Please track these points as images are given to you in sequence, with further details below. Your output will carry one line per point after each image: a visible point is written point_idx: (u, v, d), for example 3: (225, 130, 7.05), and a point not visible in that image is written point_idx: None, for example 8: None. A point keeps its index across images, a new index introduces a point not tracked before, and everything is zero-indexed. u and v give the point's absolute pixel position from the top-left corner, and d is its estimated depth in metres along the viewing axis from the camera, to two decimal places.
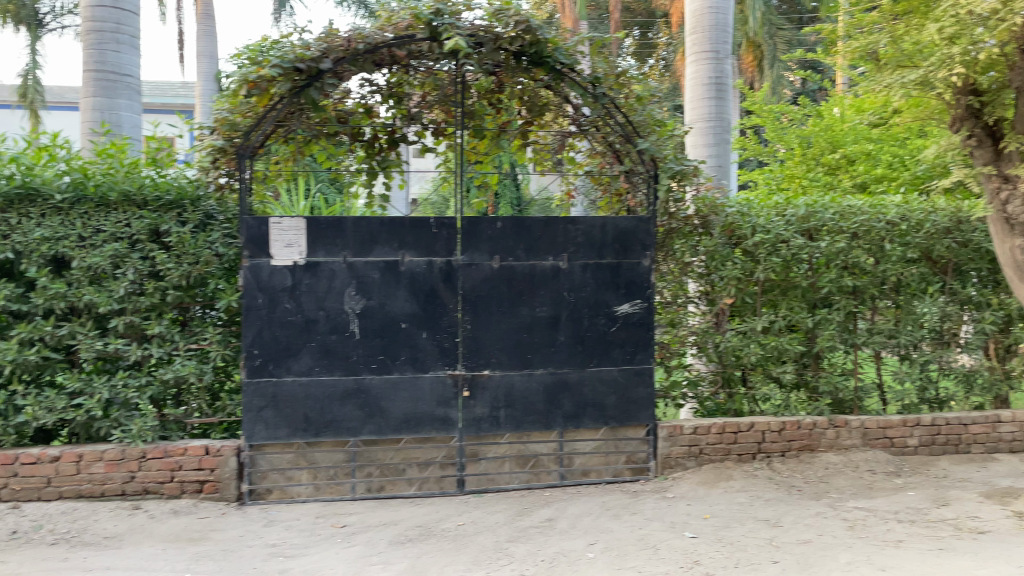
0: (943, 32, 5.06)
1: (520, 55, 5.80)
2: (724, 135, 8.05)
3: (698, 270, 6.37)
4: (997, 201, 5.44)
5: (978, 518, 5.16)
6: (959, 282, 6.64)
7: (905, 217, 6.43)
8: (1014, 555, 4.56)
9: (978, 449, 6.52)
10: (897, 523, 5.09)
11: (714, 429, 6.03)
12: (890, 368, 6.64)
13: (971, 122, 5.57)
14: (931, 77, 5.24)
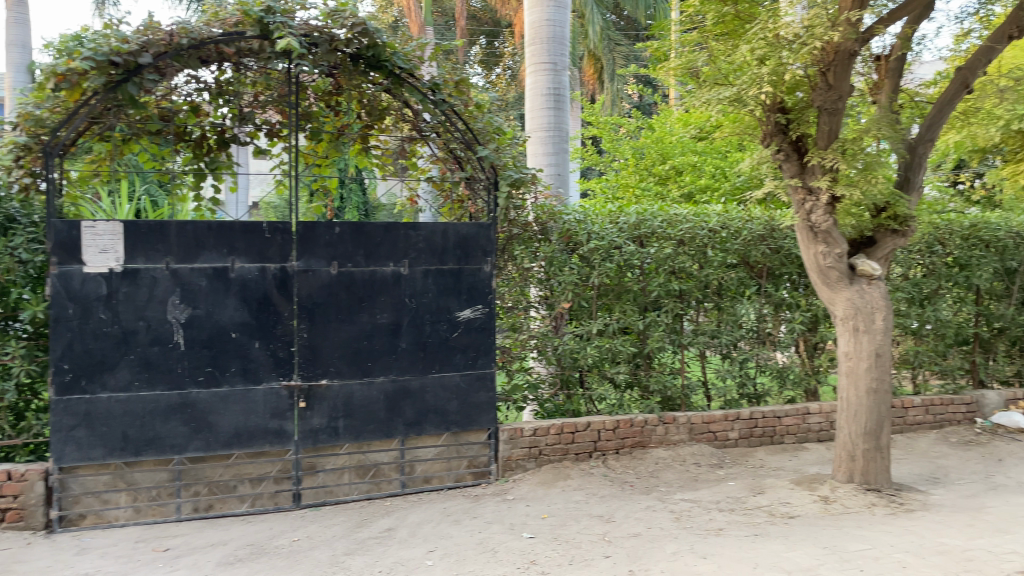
0: (755, 53, 5.55)
1: (356, 57, 5.69)
2: (562, 144, 8.26)
3: (538, 276, 6.54)
4: (803, 211, 5.93)
5: (789, 504, 5.59)
6: (773, 285, 7.19)
7: (725, 225, 6.91)
8: (818, 537, 4.97)
9: (791, 439, 7.07)
10: (718, 512, 5.42)
11: (553, 430, 6.18)
12: (713, 366, 7.06)
13: (779, 138, 5.99)
14: (744, 95, 5.63)
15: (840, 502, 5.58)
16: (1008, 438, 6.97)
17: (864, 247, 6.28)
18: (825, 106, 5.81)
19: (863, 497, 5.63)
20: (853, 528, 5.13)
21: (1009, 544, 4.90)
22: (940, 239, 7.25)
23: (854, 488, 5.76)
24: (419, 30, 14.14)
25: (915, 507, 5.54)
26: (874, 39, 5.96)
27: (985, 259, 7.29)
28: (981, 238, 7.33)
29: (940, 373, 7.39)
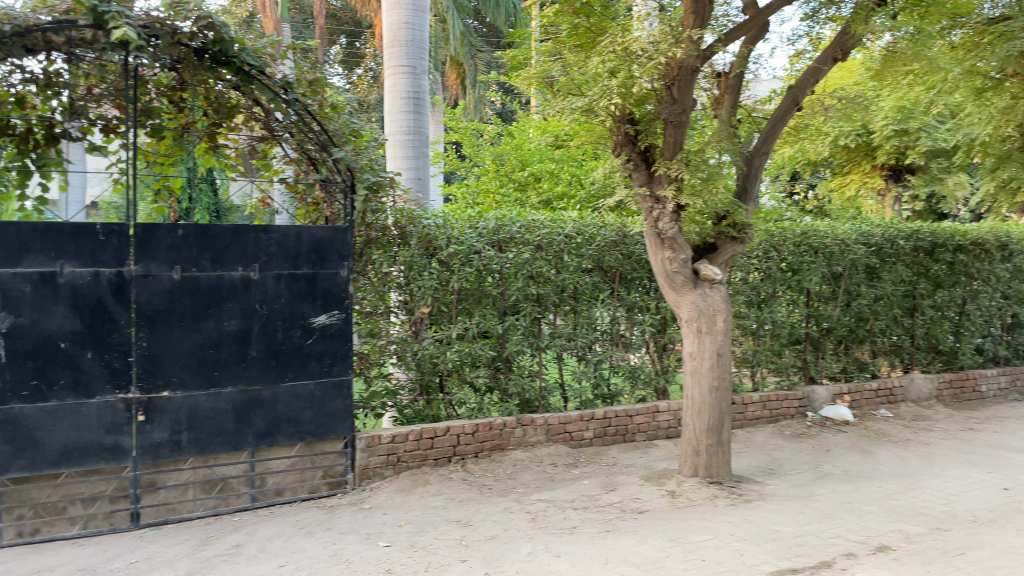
0: (605, 65, 5.79)
1: (202, 52, 5.42)
2: (422, 148, 8.21)
3: (398, 280, 6.45)
4: (651, 219, 6.21)
5: (639, 499, 5.81)
6: (625, 289, 7.47)
7: (580, 231, 7.12)
8: (665, 530, 5.20)
9: (642, 436, 7.36)
10: (572, 511, 5.56)
11: (411, 436, 6.13)
12: (570, 367, 7.25)
13: (629, 148, 6.26)
14: (595, 106, 5.84)
15: (686, 496, 5.86)
16: (834, 430, 7.58)
17: (706, 253, 6.67)
18: (670, 118, 6.11)
19: (707, 490, 5.94)
20: (697, 520, 5.40)
21: (834, 528, 5.32)
22: (775, 245, 7.77)
23: (698, 482, 6.07)
24: (274, 27, 13.72)
25: (753, 497, 5.91)
26: (714, 56, 6.31)
27: (814, 265, 7.90)
28: (811, 245, 7.92)
29: (776, 370, 7.93)
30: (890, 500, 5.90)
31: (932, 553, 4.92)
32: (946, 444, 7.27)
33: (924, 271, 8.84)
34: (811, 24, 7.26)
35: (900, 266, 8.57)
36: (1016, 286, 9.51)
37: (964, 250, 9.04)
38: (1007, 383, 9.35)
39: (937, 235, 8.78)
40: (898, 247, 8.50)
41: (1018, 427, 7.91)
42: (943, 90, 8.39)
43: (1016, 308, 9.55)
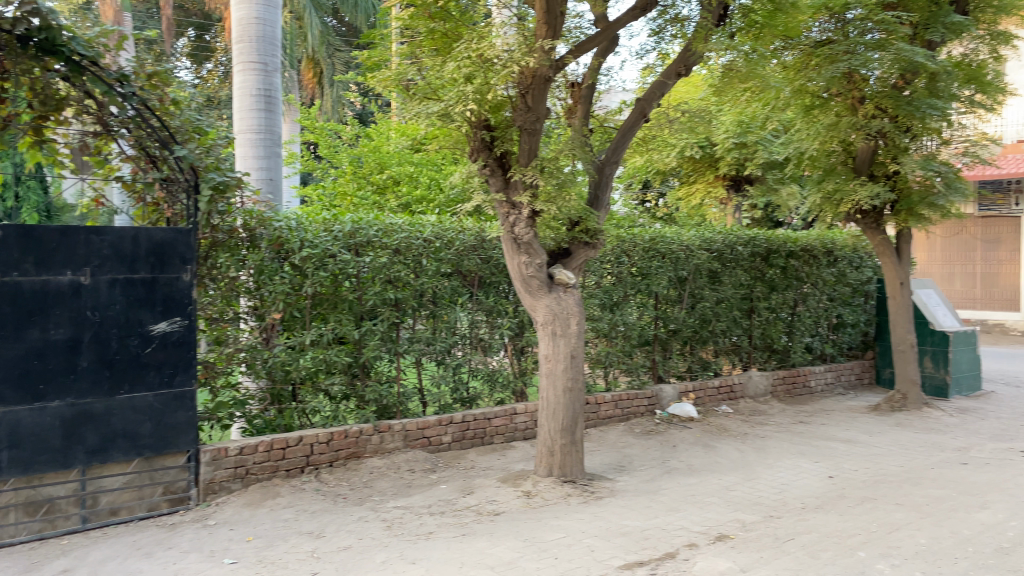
0: (460, 71, 5.87)
1: (25, 39, 5.05)
2: (274, 148, 7.94)
3: (248, 286, 6.22)
4: (507, 224, 6.32)
5: (495, 502, 5.87)
6: (484, 293, 7.53)
7: (439, 235, 7.10)
8: (520, 531, 5.28)
9: (500, 439, 7.44)
10: (429, 516, 5.54)
11: (261, 447, 5.91)
12: (429, 372, 7.21)
13: (485, 154, 6.32)
14: (450, 111, 5.89)
15: (541, 496, 5.98)
16: (681, 426, 7.97)
17: (561, 258, 6.82)
18: (525, 126, 6.23)
19: (561, 489, 6.09)
20: (551, 519, 5.52)
21: (678, 520, 5.59)
22: (626, 251, 8.07)
23: (553, 481, 6.21)
24: (115, 17, 12.87)
25: (604, 494, 6.12)
26: (566, 67, 6.50)
27: (661, 269, 8.31)
28: (659, 250, 8.31)
29: (627, 371, 8.24)
30: (729, 491, 6.27)
31: (765, 539, 5.27)
32: (780, 437, 7.82)
33: (761, 275, 9.49)
34: (658, 40, 7.63)
35: (739, 271, 9.18)
36: (839, 289, 10.38)
37: (795, 256, 9.84)
38: (833, 379, 10.15)
39: (771, 241, 9.48)
40: (736, 252, 9.11)
41: (842, 419, 8.61)
42: (776, 107, 9.04)
43: (840, 309, 10.40)
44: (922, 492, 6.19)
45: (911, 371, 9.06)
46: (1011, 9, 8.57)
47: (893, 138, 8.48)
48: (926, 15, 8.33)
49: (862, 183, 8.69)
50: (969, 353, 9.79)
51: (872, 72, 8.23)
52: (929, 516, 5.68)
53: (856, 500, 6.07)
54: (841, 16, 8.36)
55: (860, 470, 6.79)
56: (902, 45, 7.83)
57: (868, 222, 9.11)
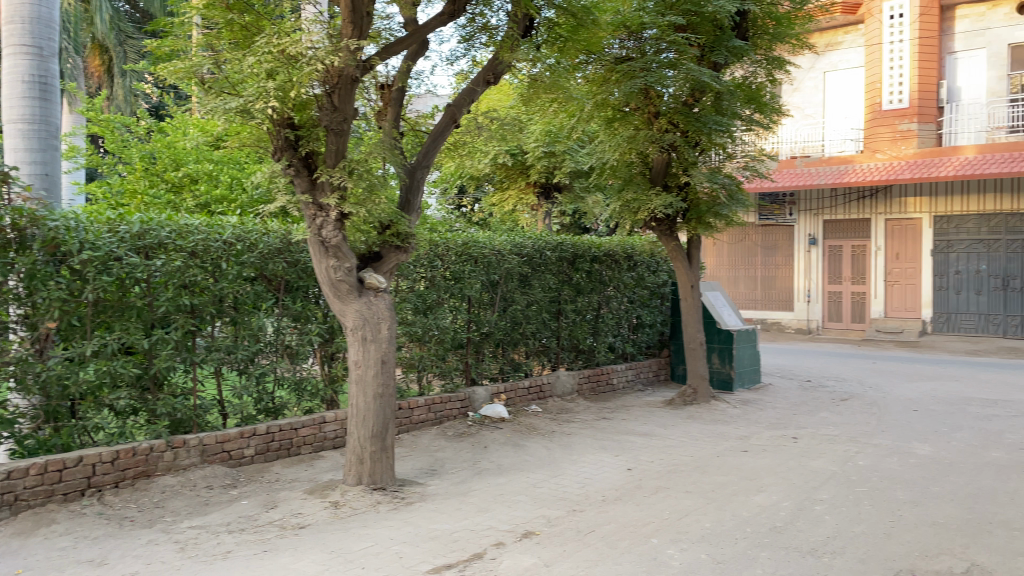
0: (260, 66, 5.67)
1: None
2: (51, 141, 7.27)
3: (17, 293, 5.59)
4: (315, 227, 6.12)
5: (300, 514, 5.66)
6: (290, 298, 7.25)
7: (240, 237, 6.76)
8: (326, 542, 5.12)
9: (307, 449, 7.17)
10: (227, 534, 5.24)
11: (32, 470, 5.33)
12: (230, 383, 6.81)
13: (289, 153, 6.12)
14: (250, 107, 5.64)
15: (349, 505, 5.84)
16: (492, 427, 8.11)
17: (371, 262, 6.70)
18: (331, 126, 6.04)
19: (369, 498, 5.98)
20: (359, 528, 5.40)
21: (486, 521, 5.67)
22: (439, 255, 8.10)
23: (362, 489, 6.08)
24: None
25: (414, 500, 6.08)
26: (372, 68, 6.38)
27: (473, 273, 8.41)
28: (472, 254, 8.40)
29: (440, 374, 8.24)
30: (536, 488, 6.46)
31: (568, 533, 5.47)
32: (584, 433, 8.16)
33: (568, 279, 9.87)
34: (468, 47, 7.75)
35: (547, 275, 9.48)
36: (638, 292, 11.05)
37: (599, 260, 10.36)
38: (633, 376, 10.76)
39: (577, 246, 9.92)
40: (545, 256, 9.42)
41: (640, 414, 9.14)
42: (581, 118, 9.46)
43: (639, 310, 11.05)
44: (709, 479, 6.70)
45: (700, 366, 9.80)
46: (783, 38, 9.51)
47: (683, 151, 9.15)
48: (711, 38, 9.00)
49: (658, 192, 9.27)
50: (749, 350, 10.75)
51: (665, 88, 8.79)
52: (715, 501, 6.15)
53: (651, 490, 6.46)
54: (638, 35, 8.89)
55: (656, 462, 7.23)
56: (691, 65, 8.50)
57: (663, 228, 9.73)
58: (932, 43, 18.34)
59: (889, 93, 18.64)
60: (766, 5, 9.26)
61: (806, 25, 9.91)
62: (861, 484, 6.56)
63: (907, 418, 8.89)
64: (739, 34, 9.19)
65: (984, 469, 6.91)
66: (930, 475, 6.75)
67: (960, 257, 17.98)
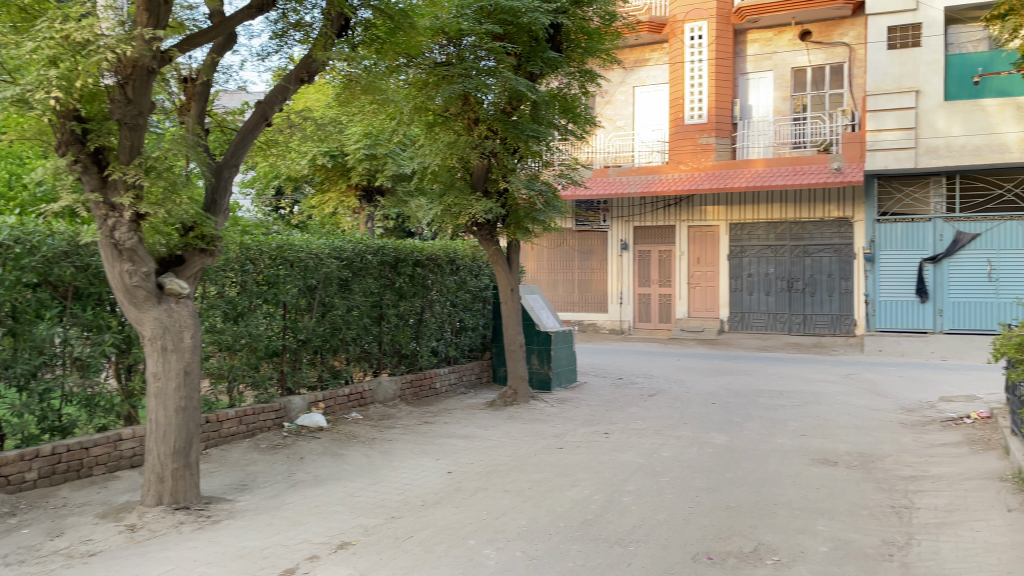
0: (40, 53, 5.12)
1: None
2: None
3: None
4: (106, 228, 5.65)
5: (90, 541, 5.20)
6: (80, 306, 6.65)
7: (19, 239, 6.12)
8: (119, 569, 4.73)
9: (100, 470, 6.59)
10: (2, 568, 4.70)
11: None
12: (8, 400, 6.12)
13: (76, 148, 5.60)
14: (28, 97, 5.12)
15: (147, 528, 5.43)
16: (308, 437, 7.86)
17: (172, 266, 6.27)
18: (125, 120, 5.61)
19: (171, 518, 5.59)
20: (158, 552, 5.03)
21: (299, 534, 5.47)
22: (251, 258, 7.74)
23: (162, 510, 5.67)
24: None
25: (221, 517, 5.76)
26: (173, 60, 6.05)
27: (288, 277, 8.11)
28: (287, 259, 8.08)
29: (253, 384, 7.87)
30: (353, 498, 6.33)
31: (385, 541, 5.40)
32: (404, 438, 8.11)
33: (390, 283, 9.75)
34: (281, 44, 7.50)
35: (367, 279, 9.32)
36: (460, 295, 11.14)
37: (421, 264, 10.33)
38: (455, 379, 10.84)
39: (399, 250, 9.82)
40: (365, 260, 9.25)
41: (462, 416, 9.22)
42: (400, 121, 9.36)
43: (461, 314, 11.16)
44: (525, 478, 6.87)
45: (520, 367, 10.03)
46: (593, 53, 9.96)
47: (502, 158, 9.36)
48: (527, 48, 9.28)
49: (478, 197, 9.40)
50: (566, 351, 11.16)
51: (484, 95, 8.95)
52: (530, 498, 6.31)
53: (470, 491, 6.52)
54: (457, 41, 8.96)
55: (475, 463, 7.32)
56: (507, 75, 8.74)
57: (484, 233, 9.85)
58: (727, 64, 19.92)
59: (690, 108, 20.05)
60: (577, 19, 9.66)
61: (615, 42, 10.43)
62: (665, 474, 6.99)
63: (706, 410, 9.59)
64: (554, 46, 9.59)
65: (770, 454, 7.58)
66: (725, 462, 7.31)
67: (751, 261, 19.67)
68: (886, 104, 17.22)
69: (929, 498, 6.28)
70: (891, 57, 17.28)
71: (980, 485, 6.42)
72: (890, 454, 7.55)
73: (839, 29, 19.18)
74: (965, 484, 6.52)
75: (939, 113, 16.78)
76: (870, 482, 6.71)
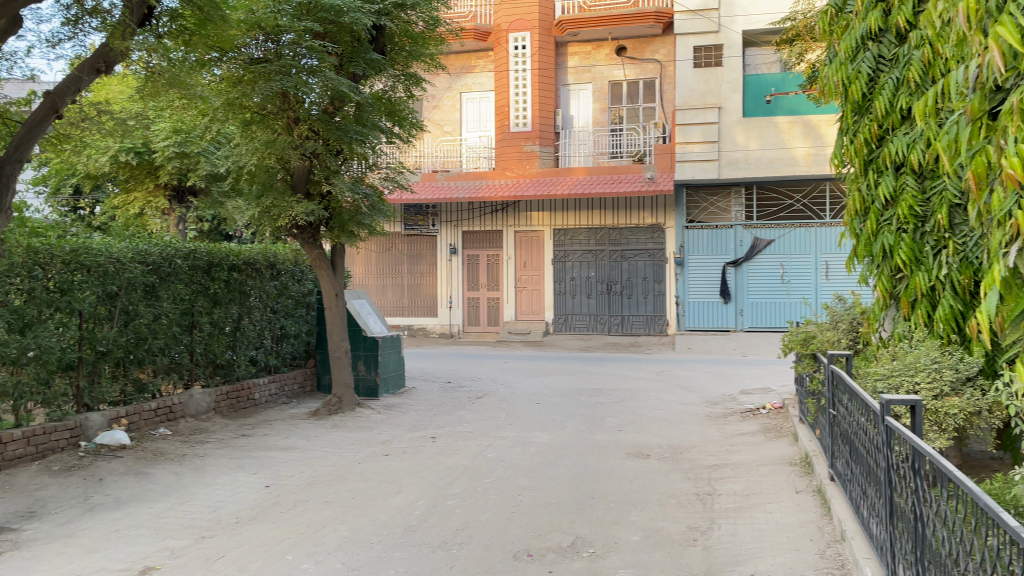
0: None
1: None
2: None
3: None
4: None
5: None
6: None
7: None
8: None
9: None
10: None
11: None
12: None
13: None
14: None
15: None
16: (110, 456, 7.26)
17: None
18: None
19: None
20: None
21: (96, 562, 5.03)
22: (41, 263, 7.02)
23: None
24: None
25: (5, 549, 5.18)
26: None
27: (85, 284, 7.45)
28: (83, 263, 7.43)
29: (43, 402, 7.15)
30: (160, 518, 5.91)
31: (195, 562, 5.09)
32: (219, 453, 7.69)
33: (202, 289, 9.23)
34: (75, 31, 6.92)
35: (177, 285, 8.75)
36: (281, 302, 10.73)
37: (237, 269, 9.85)
38: (276, 389, 10.48)
39: (212, 254, 9.30)
40: (174, 265, 8.69)
41: (282, 427, 8.88)
42: (213, 118, 8.85)
43: (282, 320, 10.75)
44: (348, 487, 6.72)
45: (345, 374, 9.81)
46: (418, 57, 9.94)
47: (325, 159, 9.11)
48: (349, 48, 9.13)
49: (298, 199, 9.10)
50: (394, 356, 11.05)
51: (305, 96, 8.68)
52: (353, 508, 6.17)
53: (289, 505, 6.28)
54: (275, 38, 8.64)
55: (295, 475, 7.06)
56: (329, 74, 8.52)
57: (305, 237, 9.57)
58: (549, 74, 20.57)
59: (515, 116, 20.54)
60: (401, 22, 9.62)
61: (440, 46, 10.47)
62: (489, 475, 7.08)
63: (531, 410, 9.84)
64: (377, 48, 9.55)
65: (588, 451, 7.88)
66: (546, 461, 7.52)
67: (574, 265, 20.42)
68: (692, 118, 18.47)
69: (730, 484, 6.78)
70: (697, 75, 18.59)
71: (773, 470, 7.01)
72: (696, 445, 8.09)
73: (651, 46, 20.38)
74: (760, 469, 7.09)
75: (738, 128, 18.24)
76: (678, 473, 7.15)
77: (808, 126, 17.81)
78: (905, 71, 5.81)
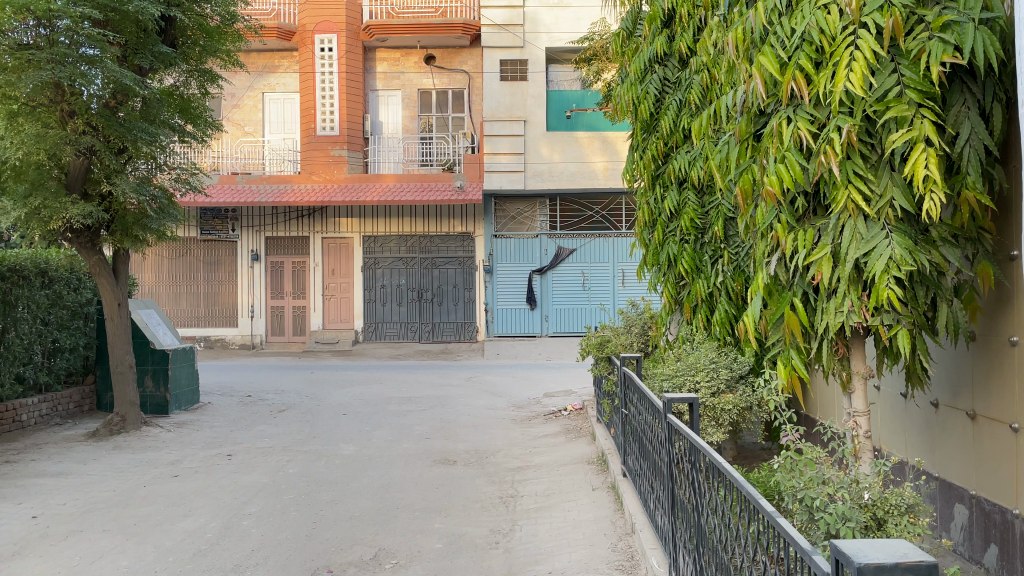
0: None
1: None
2: None
3: None
4: None
5: None
6: None
7: None
8: None
9: None
10: None
11: None
12: None
13: None
14: None
15: None
16: None
17: None
18: None
19: None
20: None
21: None
22: None
23: None
24: None
25: None
26: None
27: None
28: None
29: None
30: None
31: None
32: None
33: None
34: None
35: None
36: (55, 313, 9.72)
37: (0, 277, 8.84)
38: (48, 410, 9.57)
39: None
40: None
41: (54, 451, 8.04)
42: None
43: (56, 334, 9.73)
44: (130, 513, 6.19)
45: (130, 391, 9.04)
46: (213, 53, 9.46)
47: (104, 156, 8.40)
48: (134, 39, 8.50)
49: (72, 199, 8.30)
50: (187, 369, 10.35)
51: (84, 87, 7.96)
52: (135, 536, 5.69)
53: (59, 536, 5.68)
54: (48, 23, 7.84)
55: (68, 503, 6.40)
56: (112, 65, 7.87)
57: (82, 241, 8.77)
58: (356, 79, 20.23)
59: (322, 120, 19.97)
60: (194, 15, 9.07)
61: (237, 43, 10.02)
62: (290, 491, 6.81)
63: (336, 421, 9.60)
64: (167, 40, 8.97)
65: (394, 460, 7.80)
66: (350, 473, 7.35)
67: (384, 273, 20.22)
68: (499, 130, 18.92)
69: (532, 485, 6.98)
70: (503, 88, 19.08)
71: (572, 469, 7.32)
72: (500, 448, 8.25)
73: (459, 57, 20.74)
74: (561, 469, 7.37)
75: (543, 141, 18.94)
76: (483, 477, 7.26)
77: (607, 142, 18.83)
78: (686, 93, 6.26)
